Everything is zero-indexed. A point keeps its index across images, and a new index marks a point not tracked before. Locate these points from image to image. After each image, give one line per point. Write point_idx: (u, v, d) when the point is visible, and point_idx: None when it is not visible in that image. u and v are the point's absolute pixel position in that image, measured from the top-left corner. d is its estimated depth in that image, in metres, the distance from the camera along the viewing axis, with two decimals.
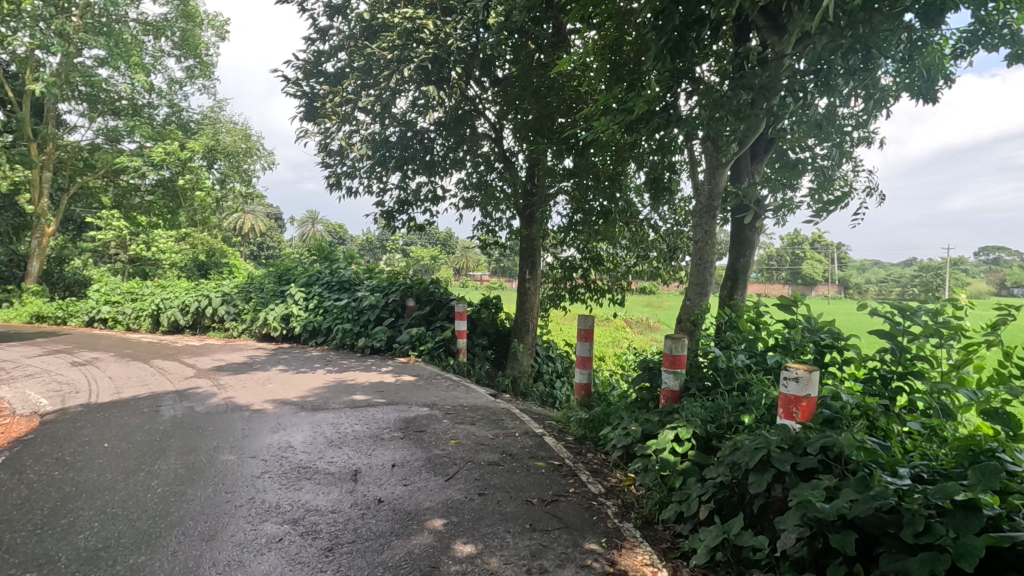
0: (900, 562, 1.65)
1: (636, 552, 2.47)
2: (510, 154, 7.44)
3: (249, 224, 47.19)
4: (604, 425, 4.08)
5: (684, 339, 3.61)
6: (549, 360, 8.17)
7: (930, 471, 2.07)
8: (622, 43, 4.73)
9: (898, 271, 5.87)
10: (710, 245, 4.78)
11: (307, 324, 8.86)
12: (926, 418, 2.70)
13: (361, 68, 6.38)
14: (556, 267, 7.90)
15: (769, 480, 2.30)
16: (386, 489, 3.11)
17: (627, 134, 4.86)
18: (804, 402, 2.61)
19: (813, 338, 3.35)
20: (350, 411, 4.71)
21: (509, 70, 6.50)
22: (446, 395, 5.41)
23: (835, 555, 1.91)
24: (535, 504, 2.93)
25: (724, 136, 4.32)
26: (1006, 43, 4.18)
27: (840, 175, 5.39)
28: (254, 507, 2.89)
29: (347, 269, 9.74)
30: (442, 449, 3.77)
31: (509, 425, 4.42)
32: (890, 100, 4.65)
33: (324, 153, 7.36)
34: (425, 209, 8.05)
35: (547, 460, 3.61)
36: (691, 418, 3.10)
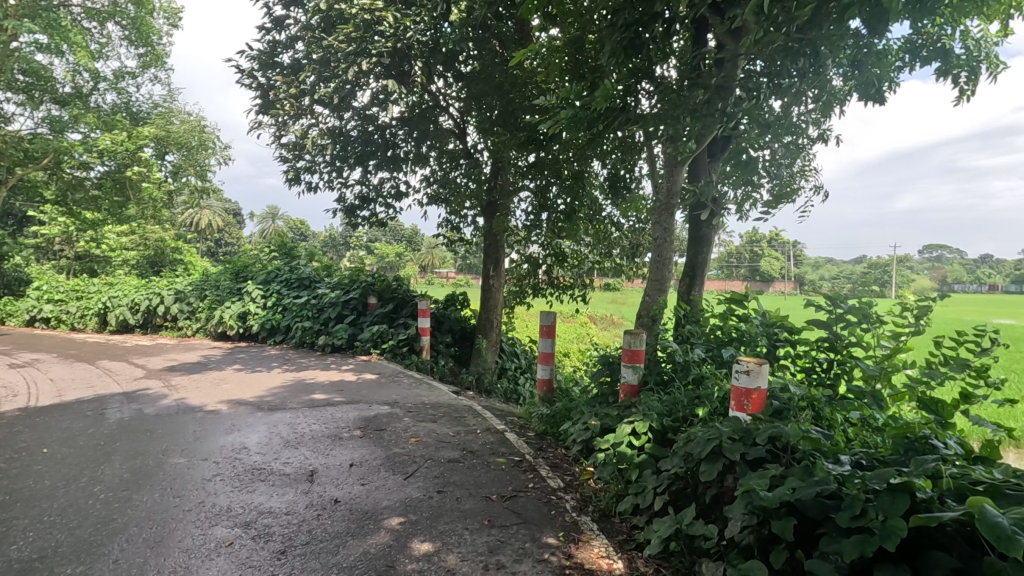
0: (837, 545, 1.71)
1: (593, 545, 2.50)
2: (474, 150, 7.38)
3: (205, 220, 45.55)
4: (565, 420, 4.12)
5: (642, 334, 3.67)
6: (513, 356, 8.21)
7: (869, 459, 2.16)
8: (583, 42, 4.77)
9: (848, 268, 6.12)
10: (669, 242, 4.88)
11: (265, 323, 8.64)
12: (865, 408, 2.82)
13: (319, 60, 6.21)
14: (520, 264, 7.86)
15: (719, 469, 2.36)
16: (343, 489, 3.07)
17: (588, 131, 4.91)
18: (755, 394, 2.68)
19: (765, 332, 3.49)
20: (308, 411, 4.62)
21: (472, 66, 6.46)
22: (408, 393, 5.37)
23: (779, 541, 1.98)
24: (495, 500, 2.93)
25: (682, 136, 4.41)
26: (937, 56, 4.46)
27: (792, 174, 5.58)
28: (203, 511, 2.79)
29: (307, 266, 9.53)
30: (402, 448, 3.73)
31: (471, 421, 4.41)
32: (839, 102, 4.84)
33: (283, 146, 7.16)
34: (388, 205, 7.95)
35: (508, 456, 3.62)
36: (648, 412, 3.16)
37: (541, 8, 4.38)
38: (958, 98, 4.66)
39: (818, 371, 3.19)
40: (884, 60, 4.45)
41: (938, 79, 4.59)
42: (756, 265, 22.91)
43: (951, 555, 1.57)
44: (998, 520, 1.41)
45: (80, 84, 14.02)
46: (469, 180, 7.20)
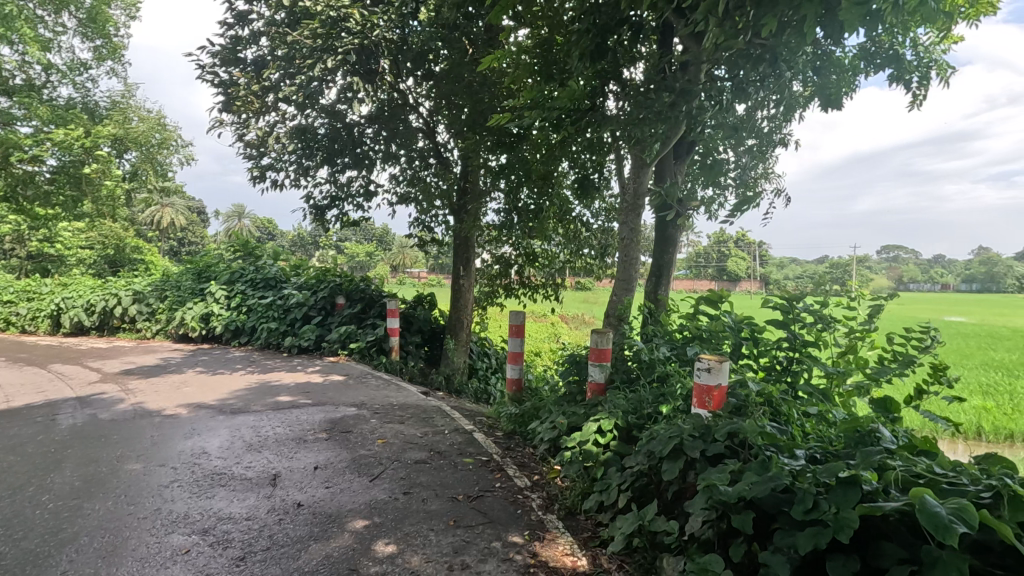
0: (791, 537, 1.76)
1: (557, 543, 2.51)
2: (444, 149, 7.33)
3: (168, 218, 44.10)
4: (533, 419, 4.14)
5: (608, 333, 3.71)
6: (483, 356, 8.22)
7: (823, 453, 2.23)
8: (552, 44, 4.81)
9: (811, 268, 6.29)
10: (636, 242, 4.96)
11: (229, 324, 8.43)
12: (820, 403, 2.92)
13: (284, 57, 6.10)
14: (491, 264, 7.83)
15: (681, 466, 2.40)
16: (306, 492, 3.01)
17: (557, 132, 4.92)
18: (716, 391, 2.74)
19: (729, 331, 3.56)
20: (272, 413, 4.53)
21: (442, 65, 6.44)
22: (376, 394, 5.31)
23: (736, 535, 2.02)
24: (461, 500, 2.93)
25: (648, 138, 4.48)
26: (890, 64, 4.65)
27: (755, 176, 5.72)
28: (159, 518, 2.71)
29: (273, 266, 9.34)
30: (368, 449, 3.69)
31: (439, 422, 4.38)
32: (800, 106, 5.00)
33: (246, 144, 6.99)
34: (357, 205, 7.85)
35: (475, 456, 3.61)
36: (613, 410, 3.20)
37: (509, 10, 4.40)
38: (912, 103, 4.86)
39: (780, 368, 3.32)
40: (841, 66, 4.60)
41: (893, 84, 4.76)
42: (723, 265, 23.44)
43: (895, 544, 1.63)
44: (938, 510, 1.47)
45: (31, 75, 13.44)
46: (438, 180, 7.15)
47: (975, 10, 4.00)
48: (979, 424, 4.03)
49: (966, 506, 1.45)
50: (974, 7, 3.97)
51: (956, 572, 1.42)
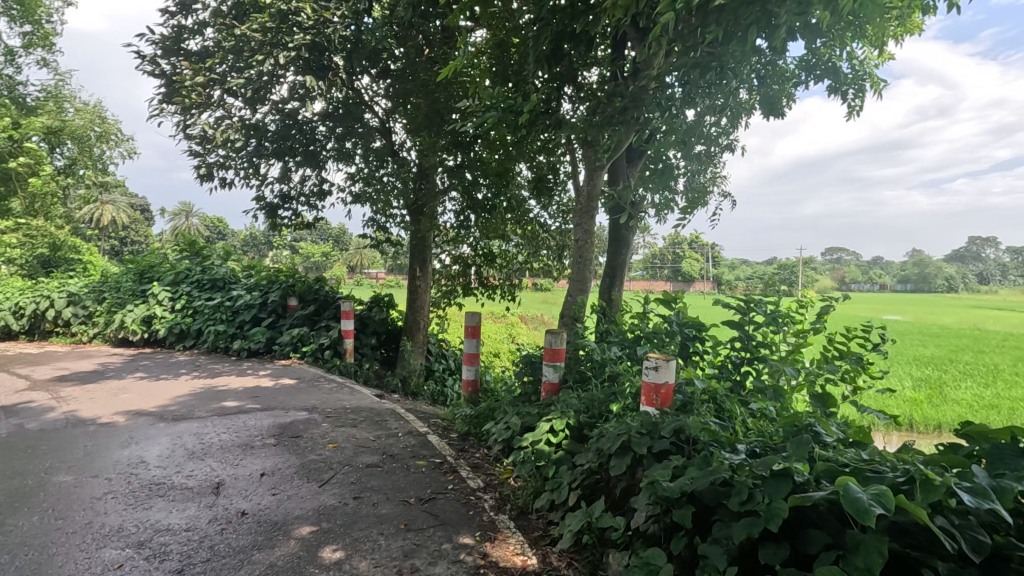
0: (728, 529, 1.83)
1: (508, 543, 2.53)
2: (401, 148, 7.24)
3: (108, 216, 41.84)
4: (487, 420, 4.15)
5: (562, 333, 3.76)
6: (441, 358, 8.18)
7: (762, 447, 2.31)
8: (508, 45, 4.82)
9: (759, 269, 6.54)
10: (590, 244, 5.03)
11: (173, 326, 8.08)
12: (763, 400, 3.04)
13: (231, 50, 5.91)
14: (451, 265, 7.77)
15: (628, 463, 2.46)
16: (252, 500, 2.92)
17: (513, 133, 4.94)
18: (664, 389, 2.82)
19: (678, 331, 3.67)
20: (218, 419, 4.36)
21: (399, 64, 6.39)
22: (328, 397, 5.20)
23: (679, 529, 2.08)
24: (413, 503, 2.90)
25: (600, 142, 4.55)
26: (828, 75, 4.90)
27: (704, 180, 5.89)
28: (90, 532, 2.57)
29: (221, 267, 9.01)
30: (319, 454, 3.61)
31: (393, 425, 4.34)
32: (746, 113, 5.19)
33: (192, 139, 6.71)
34: (310, 204, 7.66)
35: (428, 458, 3.59)
36: (566, 410, 3.24)
37: (464, 11, 4.41)
38: (849, 113, 5.12)
39: (728, 367, 3.46)
40: (783, 76, 4.80)
41: (831, 95, 5.01)
42: (678, 267, 24.04)
43: (823, 531, 1.71)
44: (860, 495, 1.54)
45: None
46: (394, 180, 7.05)
47: (904, 28, 4.26)
48: (911, 416, 4.25)
49: (885, 491, 1.53)
50: (903, 25, 4.23)
51: (876, 555, 1.49)
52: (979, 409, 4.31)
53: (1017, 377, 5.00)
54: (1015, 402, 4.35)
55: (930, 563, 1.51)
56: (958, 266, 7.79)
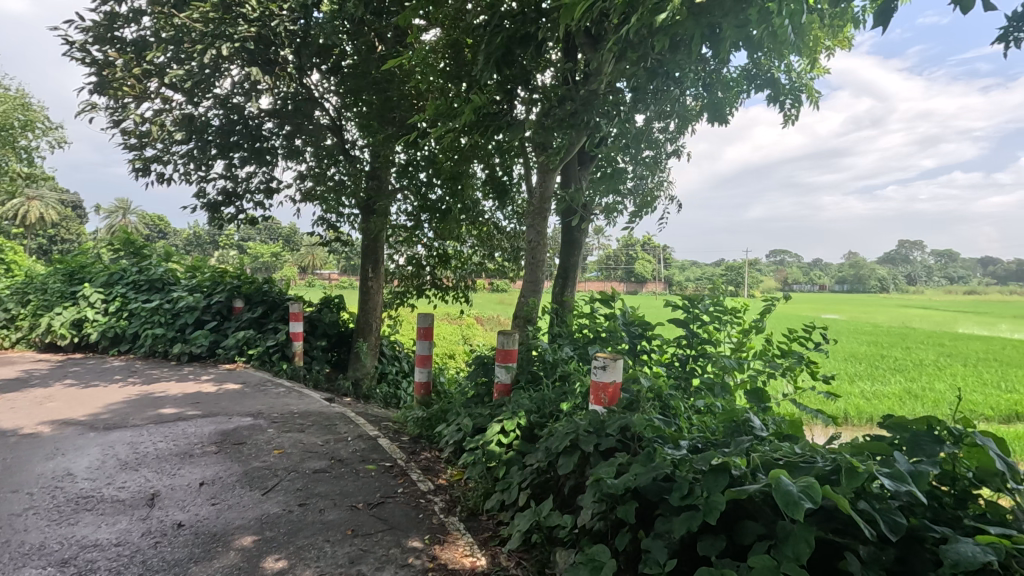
0: (669, 523, 1.89)
1: (457, 545, 2.52)
2: (352, 147, 7.10)
3: (35, 213, 39.14)
4: (439, 422, 4.12)
5: (514, 333, 3.77)
6: (394, 360, 8.06)
7: (704, 442, 2.40)
8: (461, 46, 4.82)
9: (706, 271, 6.76)
10: (543, 245, 5.08)
11: (106, 331, 7.63)
12: (708, 398, 3.14)
13: (170, 40, 5.67)
14: (405, 266, 7.68)
15: (575, 461, 2.49)
16: (189, 511, 2.80)
17: (465, 133, 4.92)
18: (611, 387, 2.87)
19: (628, 330, 3.76)
20: (154, 428, 4.15)
21: (349, 61, 6.28)
22: (275, 402, 5.04)
23: (624, 525, 2.13)
24: (360, 508, 2.85)
25: (551, 144, 4.60)
26: (768, 84, 5.13)
27: (652, 185, 6.05)
28: (7, 552, 2.40)
29: (160, 267, 8.59)
30: (262, 461, 3.50)
31: (342, 428, 4.25)
32: (692, 120, 5.37)
33: (127, 133, 6.37)
34: (256, 202, 7.38)
35: (378, 462, 3.53)
36: (517, 410, 3.25)
37: (414, 9, 4.37)
38: (788, 122, 5.37)
39: (674, 365, 3.56)
40: (727, 85, 4.99)
41: (770, 104, 5.25)
42: (631, 269, 24.50)
43: (758, 522, 1.78)
44: (790, 488, 1.60)
45: None
46: (346, 179, 6.88)
47: (837, 42, 4.51)
48: (847, 411, 4.47)
49: (813, 482, 1.59)
50: (836, 40, 4.47)
51: (804, 544, 1.55)
52: (904, 401, 4.60)
53: (939, 371, 5.37)
54: (936, 394, 4.68)
55: (852, 547, 1.60)
56: (888, 268, 8.30)
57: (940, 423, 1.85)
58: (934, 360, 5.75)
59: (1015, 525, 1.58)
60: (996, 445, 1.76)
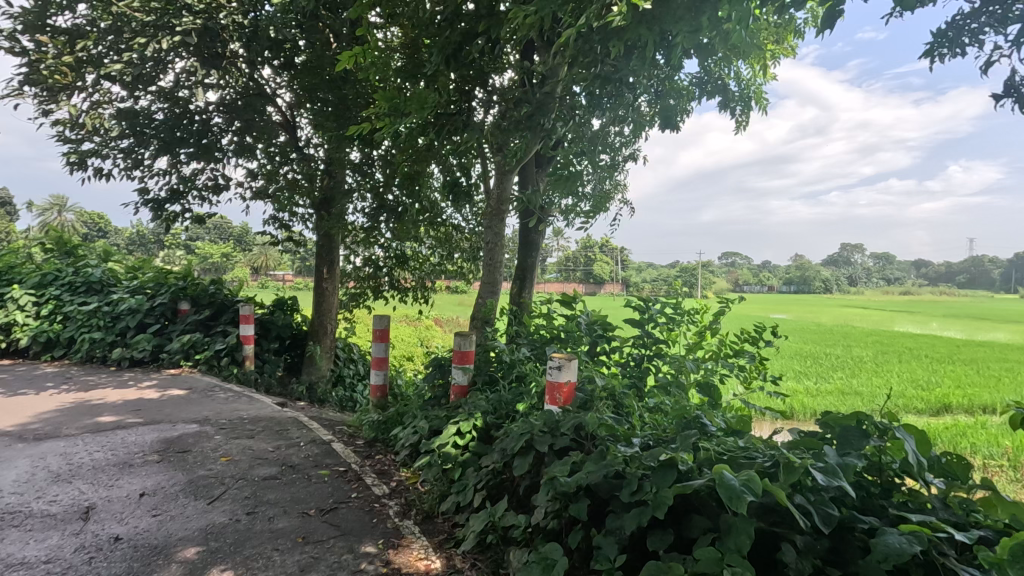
0: (619, 519, 1.93)
1: (412, 548, 2.49)
2: (306, 145, 6.94)
3: None
4: (395, 425, 4.07)
5: (471, 335, 3.77)
6: (349, 363, 7.91)
7: (655, 439, 2.46)
8: (418, 45, 4.78)
9: (661, 272, 6.93)
10: (500, 246, 5.09)
11: (37, 335, 7.18)
12: (662, 398, 3.22)
13: (109, 29, 5.39)
14: (362, 267, 7.56)
15: (530, 461, 2.51)
16: (128, 523, 2.67)
17: (422, 133, 4.88)
18: (566, 386, 2.91)
19: (586, 331, 3.82)
20: (90, 437, 3.94)
21: (303, 56, 6.13)
22: (223, 407, 4.86)
23: (576, 523, 2.16)
24: (312, 515, 2.78)
25: (508, 146, 4.61)
26: (718, 91, 5.31)
27: (608, 188, 6.16)
28: None
29: (99, 267, 8.15)
30: (208, 469, 3.37)
31: (295, 434, 4.14)
32: (646, 125, 5.50)
33: (60, 124, 6.02)
34: (203, 199, 7.10)
35: (332, 467, 3.46)
36: (473, 412, 3.25)
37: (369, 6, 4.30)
38: (737, 128, 5.57)
39: (631, 364, 3.64)
40: (679, 92, 5.14)
41: (721, 111, 5.43)
42: (589, 271, 24.81)
43: (703, 516, 1.84)
44: (733, 482, 1.65)
45: None
46: (299, 177, 6.69)
47: (781, 53, 4.71)
48: (792, 406, 4.67)
49: (753, 476, 1.65)
50: (781, 50, 4.67)
51: (745, 536, 1.61)
52: (845, 397, 4.84)
53: (876, 367, 5.67)
54: (873, 390, 4.95)
55: (789, 538, 1.68)
56: (831, 270, 8.71)
57: (867, 417, 1.94)
58: (872, 356, 6.08)
59: (932, 513, 1.69)
60: (916, 438, 1.87)
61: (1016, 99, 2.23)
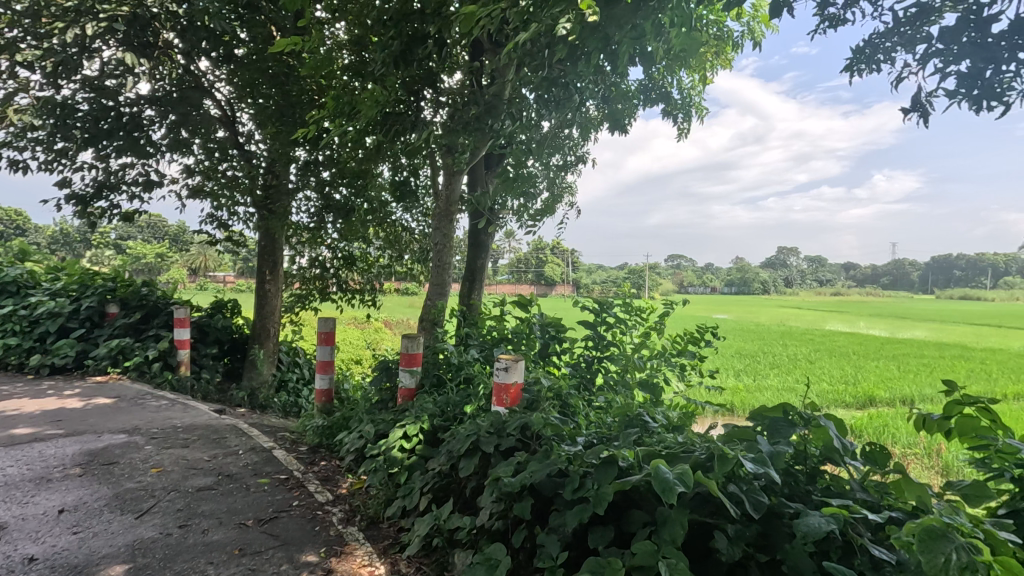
0: (562, 517, 1.96)
1: (355, 555, 2.45)
2: (248, 141, 6.68)
3: None
4: (341, 430, 3.98)
5: (419, 337, 3.73)
6: (294, 367, 7.66)
7: (599, 437, 2.51)
8: (366, 43, 4.69)
9: (610, 274, 7.08)
10: (449, 247, 5.06)
11: None
12: (609, 398, 3.30)
13: (26, 12, 5.02)
14: (308, 268, 7.34)
15: (476, 463, 2.52)
16: (44, 543, 2.49)
17: (369, 132, 4.79)
18: (513, 388, 2.94)
19: (539, 333, 3.89)
20: (2, 451, 3.65)
21: (244, 49, 5.91)
22: (155, 416, 4.60)
23: (521, 522, 2.18)
24: (250, 526, 2.68)
25: (458, 147, 4.60)
26: (662, 98, 5.48)
27: (558, 190, 6.24)
28: None
29: (15, 268, 7.56)
30: (137, 482, 3.18)
31: (233, 442, 3.97)
32: (594, 129, 5.61)
33: None
34: (134, 196, 6.71)
35: (273, 475, 3.35)
36: (420, 414, 3.21)
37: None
38: (680, 134, 5.77)
39: (580, 365, 3.71)
40: (625, 98, 5.28)
41: (664, 117, 5.61)
42: (541, 273, 24.98)
43: (642, 511, 1.90)
44: (668, 476, 1.71)
45: None
46: (239, 174, 6.42)
47: (721, 62, 4.92)
48: (731, 403, 4.87)
49: (687, 469, 1.71)
50: (720, 60, 4.88)
51: (680, 527, 1.67)
52: (780, 392, 5.09)
53: (808, 365, 5.99)
54: (804, 384, 5.26)
55: (722, 527, 1.75)
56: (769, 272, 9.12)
57: (792, 408, 2.05)
58: (806, 355, 6.42)
59: (851, 495, 1.82)
60: (836, 426, 1.99)
61: (920, 113, 2.40)
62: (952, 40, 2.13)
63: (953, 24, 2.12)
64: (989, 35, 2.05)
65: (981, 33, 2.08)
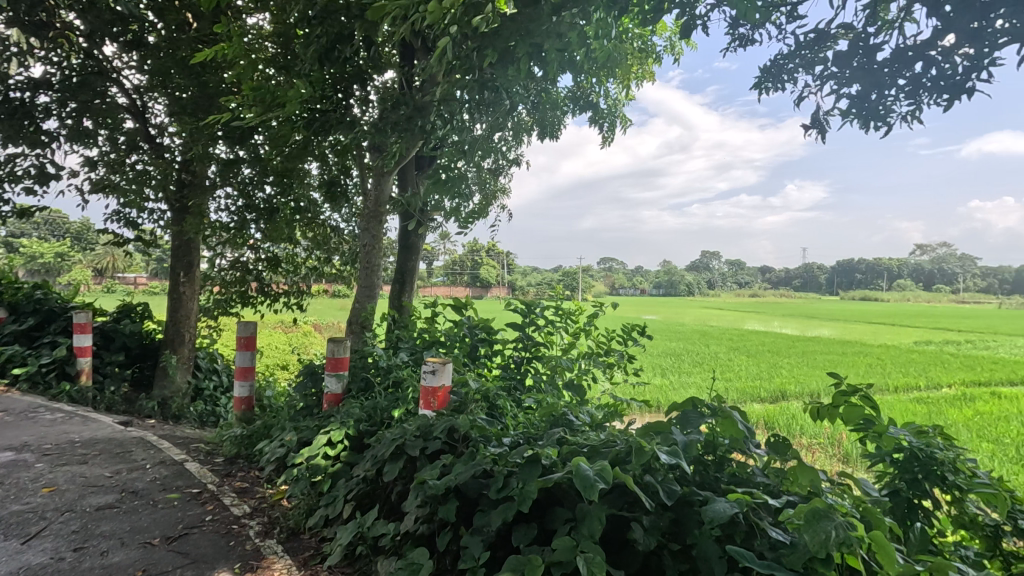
0: (487, 517, 1.97)
1: (273, 569, 2.35)
2: (160, 134, 6.25)
3: None
4: (261, 439, 3.79)
5: (346, 341, 3.63)
6: (212, 374, 7.22)
7: (525, 436, 2.54)
8: (292, 37, 4.52)
9: (542, 276, 7.19)
10: (377, 248, 4.96)
11: None
12: (537, 399, 3.35)
13: None
14: (228, 269, 6.95)
15: (401, 466, 2.49)
16: None
17: (293, 129, 4.62)
18: (440, 391, 2.93)
19: (470, 335, 3.88)
20: None
21: (155, 35, 5.53)
22: (49, 431, 4.21)
23: (446, 525, 2.17)
24: (156, 544, 2.51)
25: (388, 147, 4.52)
26: (590, 106, 5.65)
27: (491, 193, 6.26)
28: None
29: None
30: (24, 504, 2.90)
31: (140, 455, 3.70)
32: (526, 134, 5.68)
33: None
34: (27, 190, 6.11)
35: (183, 489, 3.14)
36: (345, 420, 3.12)
37: None
38: (607, 142, 5.96)
39: (510, 366, 3.74)
40: (555, 104, 5.39)
41: (592, 125, 5.78)
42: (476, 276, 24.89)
43: (564, 507, 1.95)
44: (588, 473, 1.75)
45: None
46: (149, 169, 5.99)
47: (644, 74, 5.14)
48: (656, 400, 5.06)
49: (606, 465, 1.77)
50: (644, 72, 5.09)
51: (597, 522, 1.73)
52: (700, 389, 5.36)
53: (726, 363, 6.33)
54: (722, 381, 5.55)
55: (637, 519, 1.83)
56: None
57: (703, 401, 2.16)
58: (725, 353, 6.78)
59: (753, 481, 1.95)
60: (740, 416, 2.12)
61: (819, 129, 2.61)
62: (844, 64, 2.34)
63: (845, 49, 2.33)
64: (875, 61, 2.27)
65: (868, 60, 2.29)
